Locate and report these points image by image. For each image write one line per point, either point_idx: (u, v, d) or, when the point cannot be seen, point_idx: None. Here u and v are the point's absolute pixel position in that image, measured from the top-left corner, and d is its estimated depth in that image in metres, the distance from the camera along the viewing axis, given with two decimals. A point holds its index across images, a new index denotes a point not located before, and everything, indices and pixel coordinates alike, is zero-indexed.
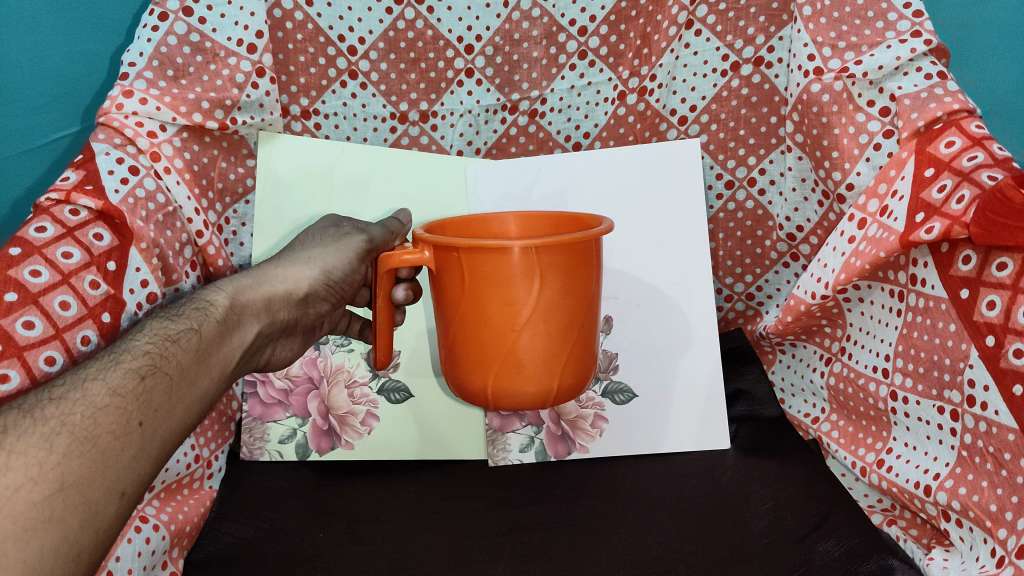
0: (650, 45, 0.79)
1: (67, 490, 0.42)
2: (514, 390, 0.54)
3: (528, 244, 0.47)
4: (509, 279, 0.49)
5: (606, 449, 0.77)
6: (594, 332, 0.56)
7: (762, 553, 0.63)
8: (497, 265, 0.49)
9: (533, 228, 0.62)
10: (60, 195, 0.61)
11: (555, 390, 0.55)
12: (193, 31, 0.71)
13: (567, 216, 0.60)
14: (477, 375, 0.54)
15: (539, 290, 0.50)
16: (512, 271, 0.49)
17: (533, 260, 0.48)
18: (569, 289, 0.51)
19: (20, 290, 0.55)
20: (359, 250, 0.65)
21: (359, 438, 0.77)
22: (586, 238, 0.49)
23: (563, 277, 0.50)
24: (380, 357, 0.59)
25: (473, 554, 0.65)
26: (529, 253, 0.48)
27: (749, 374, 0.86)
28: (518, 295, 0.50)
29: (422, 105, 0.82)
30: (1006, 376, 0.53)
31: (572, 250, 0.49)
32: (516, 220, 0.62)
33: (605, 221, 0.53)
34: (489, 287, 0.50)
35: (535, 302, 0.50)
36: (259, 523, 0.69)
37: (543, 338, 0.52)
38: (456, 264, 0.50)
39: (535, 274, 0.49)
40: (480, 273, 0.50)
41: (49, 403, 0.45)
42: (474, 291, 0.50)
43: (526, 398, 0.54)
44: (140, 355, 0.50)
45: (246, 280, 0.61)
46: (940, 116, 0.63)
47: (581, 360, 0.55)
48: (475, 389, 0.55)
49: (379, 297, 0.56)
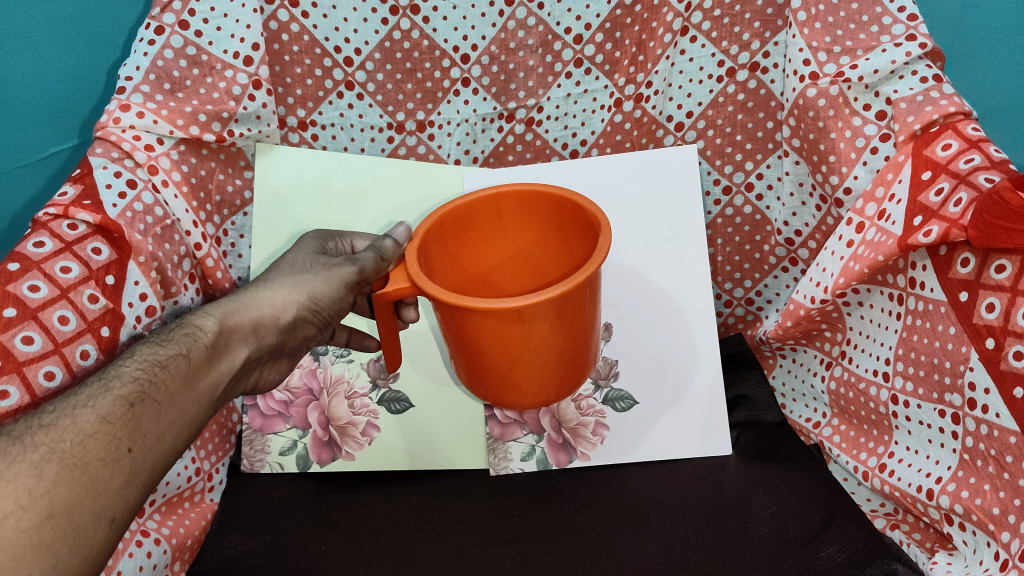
0: (645, 53, 0.79)
1: (56, 517, 0.43)
2: (513, 401, 0.58)
3: (513, 306, 0.47)
4: (498, 328, 0.50)
5: (607, 457, 0.76)
6: (592, 338, 0.57)
7: (765, 559, 0.66)
8: (482, 318, 0.49)
9: (533, 207, 0.59)
10: (59, 210, 0.61)
11: (551, 396, 0.59)
12: (188, 45, 0.71)
13: (569, 200, 0.57)
14: (478, 389, 0.58)
15: (529, 334, 0.51)
16: (501, 322, 0.49)
17: (520, 314, 0.49)
18: (558, 327, 0.51)
19: (19, 306, 0.56)
20: (349, 280, 0.60)
21: (360, 449, 0.77)
22: (571, 287, 0.48)
23: (553, 319, 0.50)
24: (391, 370, 0.62)
25: (474, 564, 0.67)
26: (516, 310, 0.48)
27: (749, 379, 0.85)
28: (510, 338, 0.51)
29: (419, 115, 0.82)
30: (1007, 378, 0.53)
31: (560, 298, 0.49)
32: (513, 203, 0.59)
33: (599, 243, 0.51)
34: (481, 332, 0.51)
35: (527, 341, 0.51)
36: (260, 536, 0.71)
37: (537, 365, 0.54)
38: (447, 312, 0.51)
39: (524, 321, 0.49)
40: (471, 322, 0.50)
41: (39, 429, 0.46)
42: (467, 332, 0.52)
43: (525, 403, 0.59)
44: (128, 381, 0.50)
45: (234, 302, 0.59)
46: (935, 120, 0.63)
47: (576, 370, 0.58)
48: (478, 396, 0.60)
49: (379, 327, 0.57)
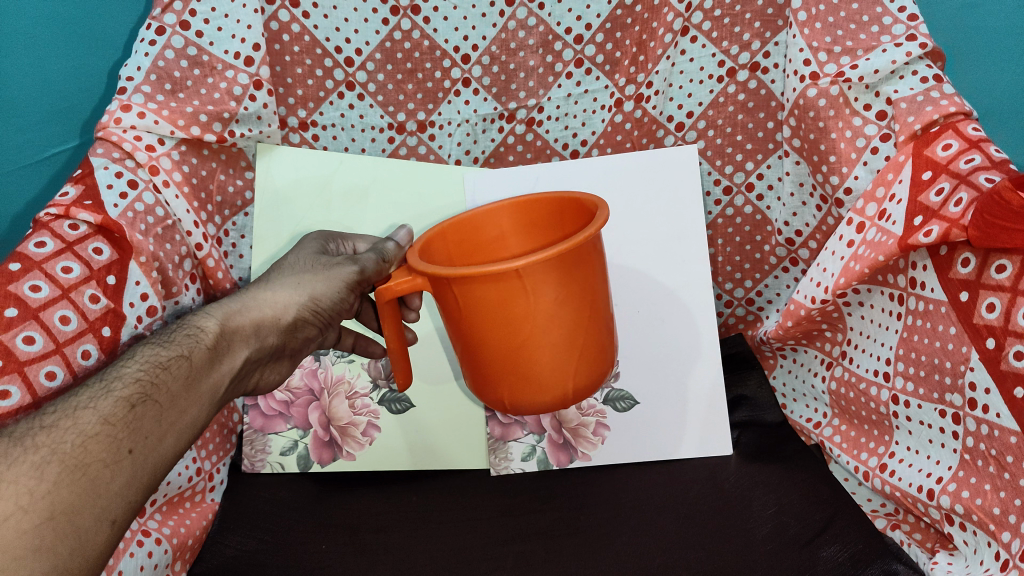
0: (646, 52, 0.79)
1: (57, 519, 0.43)
2: (530, 399, 0.55)
3: (514, 264, 0.47)
4: (503, 298, 0.49)
5: (606, 457, 0.76)
6: (605, 328, 0.55)
7: (766, 560, 0.65)
8: (485, 286, 0.49)
9: (535, 214, 0.60)
10: (60, 210, 0.62)
11: (571, 394, 0.56)
12: (190, 45, 0.71)
13: (567, 198, 0.58)
14: (492, 388, 0.56)
15: (535, 305, 0.50)
16: (505, 291, 0.49)
17: (524, 278, 0.48)
18: (564, 297, 0.50)
19: (20, 306, 0.56)
20: (349, 280, 0.62)
21: (361, 449, 0.77)
22: (572, 245, 0.48)
23: (558, 286, 0.50)
24: (401, 381, 0.60)
25: (476, 564, 0.67)
26: (518, 273, 0.48)
27: (750, 380, 0.85)
28: (517, 310, 0.50)
29: (420, 115, 0.82)
30: (1007, 378, 0.53)
31: (561, 261, 0.49)
32: (514, 209, 0.60)
33: (597, 214, 0.51)
34: (486, 308, 0.50)
35: (535, 314, 0.50)
36: (262, 535, 0.70)
37: (549, 346, 0.52)
38: (450, 291, 0.50)
39: (528, 288, 0.49)
40: (475, 297, 0.50)
41: (40, 431, 0.46)
42: (472, 312, 0.51)
43: (543, 404, 0.56)
44: (130, 382, 0.50)
45: (235, 303, 0.60)
46: (936, 120, 0.63)
47: (593, 361, 0.55)
48: (493, 399, 0.57)
49: (385, 329, 0.56)
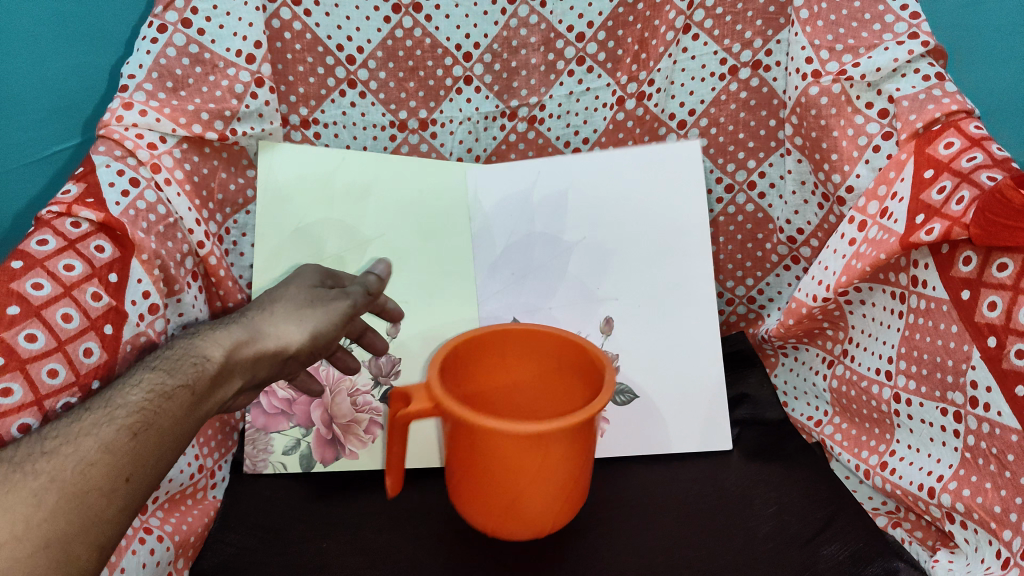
0: (648, 50, 0.79)
1: (52, 547, 0.42)
2: (520, 511, 0.60)
3: (534, 430, 0.53)
4: (516, 451, 0.55)
5: (606, 452, 0.76)
6: (583, 490, 0.62)
7: (769, 557, 0.65)
8: (504, 436, 0.54)
9: (535, 357, 0.66)
10: (61, 208, 0.62)
11: (555, 517, 0.61)
12: (192, 43, 0.71)
13: (569, 341, 0.64)
14: (486, 506, 0.60)
15: (544, 457, 0.55)
16: (518, 447, 0.55)
17: (540, 438, 0.54)
18: (569, 454, 0.57)
19: (22, 303, 0.56)
20: (345, 313, 0.65)
21: (364, 446, 0.78)
22: (587, 415, 0.54)
23: (567, 443, 0.56)
24: (392, 482, 0.63)
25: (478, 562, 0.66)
26: (535, 435, 0.53)
27: (751, 378, 0.85)
28: (524, 463, 0.56)
29: (422, 113, 0.82)
30: (1009, 376, 0.53)
31: (569, 439, 0.55)
32: (518, 341, 0.66)
33: (607, 375, 0.57)
34: (497, 450, 0.55)
35: (540, 467, 0.56)
36: (261, 534, 0.70)
37: (548, 482, 0.58)
38: (467, 424, 0.55)
39: (541, 451, 0.55)
40: (489, 446, 0.55)
41: (40, 457, 0.45)
42: (484, 455, 0.56)
43: (530, 511, 0.60)
44: (134, 410, 0.50)
45: (234, 333, 0.59)
46: (939, 117, 0.63)
47: (571, 508, 0.62)
48: (485, 511, 0.61)
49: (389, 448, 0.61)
